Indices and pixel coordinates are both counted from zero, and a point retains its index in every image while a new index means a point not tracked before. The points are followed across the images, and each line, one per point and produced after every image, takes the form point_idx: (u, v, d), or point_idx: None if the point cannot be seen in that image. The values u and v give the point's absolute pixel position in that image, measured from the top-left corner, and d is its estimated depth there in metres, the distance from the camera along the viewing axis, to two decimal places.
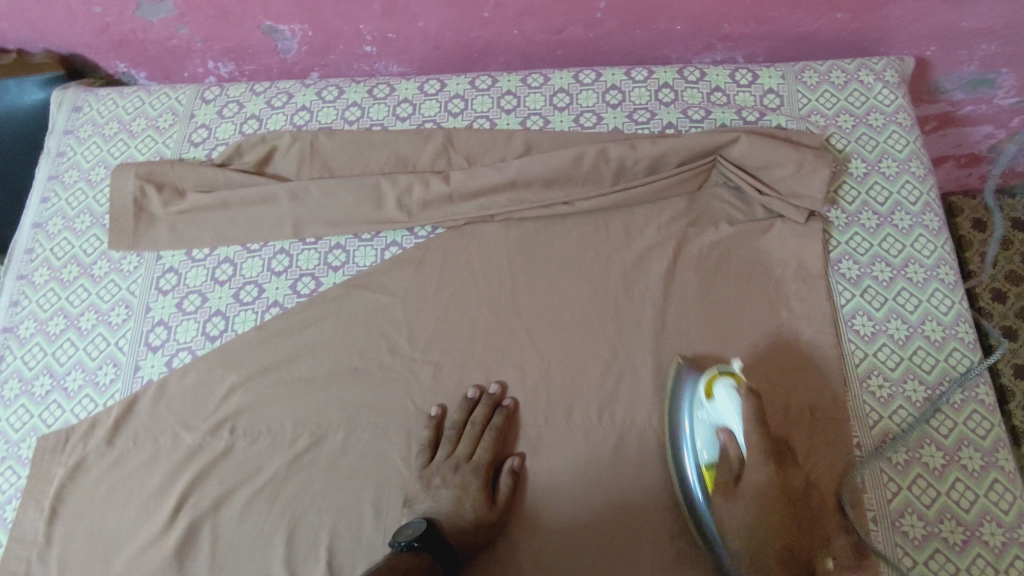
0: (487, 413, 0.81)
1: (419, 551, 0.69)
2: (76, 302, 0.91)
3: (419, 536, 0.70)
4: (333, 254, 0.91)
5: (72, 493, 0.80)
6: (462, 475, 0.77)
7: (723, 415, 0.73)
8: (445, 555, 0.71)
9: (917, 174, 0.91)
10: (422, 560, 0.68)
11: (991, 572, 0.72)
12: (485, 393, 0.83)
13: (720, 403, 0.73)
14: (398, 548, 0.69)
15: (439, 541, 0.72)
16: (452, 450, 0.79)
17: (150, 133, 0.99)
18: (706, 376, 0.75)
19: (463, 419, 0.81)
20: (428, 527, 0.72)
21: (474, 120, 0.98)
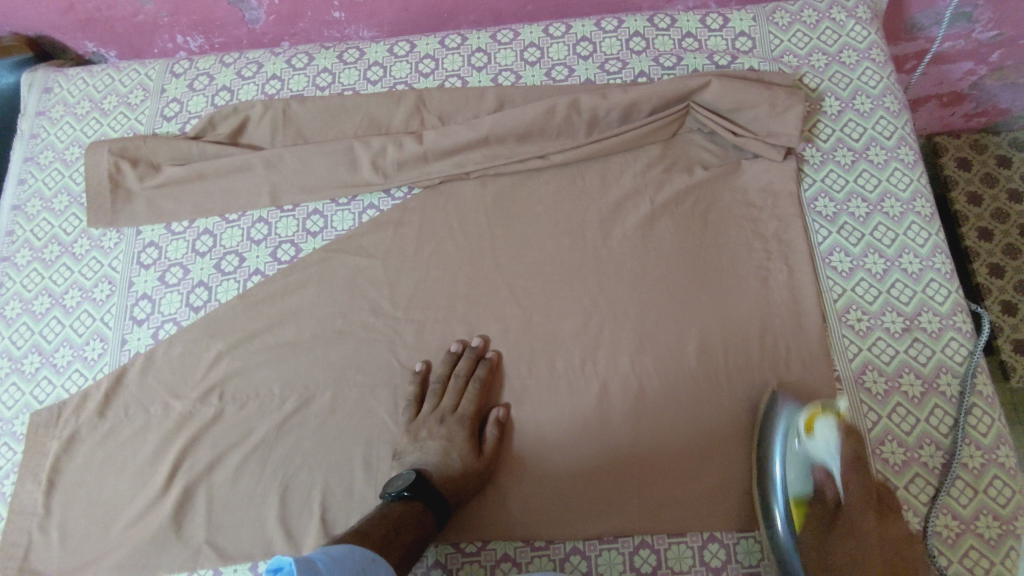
0: (470, 365, 0.81)
1: (409, 501, 0.71)
2: (59, 280, 0.91)
3: (409, 486, 0.71)
4: (311, 220, 0.92)
5: (69, 464, 0.82)
6: (448, 426, 0.78)
7: (820, 452, 0.71)
8: (439, 502, 0.72)
9: (892, 109, 0.91)
10: (410, 510, 0.70)
11: (970, 492, 0.73)
12: (468, 346, 0.83)
13: (820, 442, 0.71)
14: (390, 498, 0.72)
15: (431, 491, 0.72)
16: (438, 403, 0.80)
17: (122, 110, 0.99)
18: (808, 412, 0.73)
19: (446, 372, 0.82)
20: (419, 476, 0.72)
21: (445, 80, 0.97)
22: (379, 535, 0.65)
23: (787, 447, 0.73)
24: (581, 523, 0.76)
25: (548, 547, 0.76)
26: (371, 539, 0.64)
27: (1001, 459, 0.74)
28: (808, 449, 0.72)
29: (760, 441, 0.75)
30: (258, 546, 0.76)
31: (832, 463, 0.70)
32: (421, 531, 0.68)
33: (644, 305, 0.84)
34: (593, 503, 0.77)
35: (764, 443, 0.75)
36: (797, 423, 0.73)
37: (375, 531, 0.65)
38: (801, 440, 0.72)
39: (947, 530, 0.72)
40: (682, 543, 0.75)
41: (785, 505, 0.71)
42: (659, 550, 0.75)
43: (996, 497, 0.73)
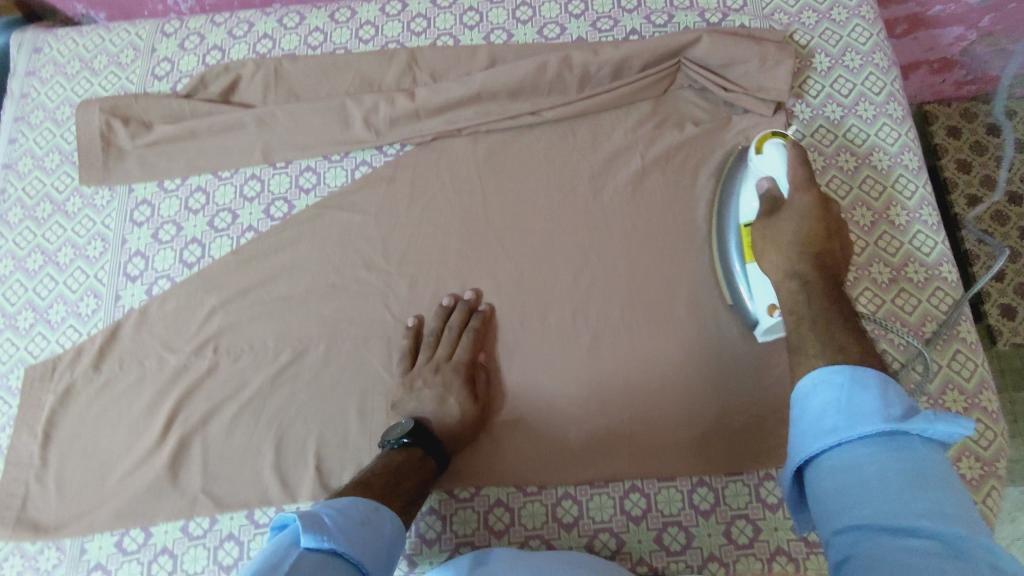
0: (464, 317, 0.82)
1: (409, 447, 0.72)
2: (52, 238, 0.91)
3: (409, 434, 0.72)
4: (304, 177, 0.92)
5: (64, 417, 0.83)
6: (442, 373, 0.78)
7: (765, 166, 0.77)
8: (437, 448, 0.74)
9: (881, 65, 0.91)
10: (411, 456, 0.71)
11: (953, 435, 0.75)
12: (460, 300, 0.84)
13: (767, 156, 0.77)
14: (390, 446, 0.72)
15: (430, 438, 0.73)
16: (431, 354, 0.81)
17: (113, 70, 0.99)
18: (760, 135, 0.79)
19: (439, 325, 0.82)
20: (419, 424, 0.74)
21: (437, 38, 0.97)
22: (380, 484, 0.65)
23: (742, 185, 0.81)
24: (572, 467, 0.77)
25: (540, 492, 0.78)
26: (373, 488, 0.65)
27: (984, 403, 0.76)
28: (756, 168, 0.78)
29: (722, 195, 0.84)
30: (254, 494, 0.77)
31: (779, 175, 0.75)
32: (422, 476, 0.71)
33: (635, 257, 0.84)
34: (583, 447, 0.78)
35: (721, 207, 0.83)
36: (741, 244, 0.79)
37: (376, 480, 0.66)
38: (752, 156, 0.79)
39: None
40: (672, 487, 0.76)
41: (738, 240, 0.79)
42: (649, 494, 0.76)
43: (978, 440, 0.74)
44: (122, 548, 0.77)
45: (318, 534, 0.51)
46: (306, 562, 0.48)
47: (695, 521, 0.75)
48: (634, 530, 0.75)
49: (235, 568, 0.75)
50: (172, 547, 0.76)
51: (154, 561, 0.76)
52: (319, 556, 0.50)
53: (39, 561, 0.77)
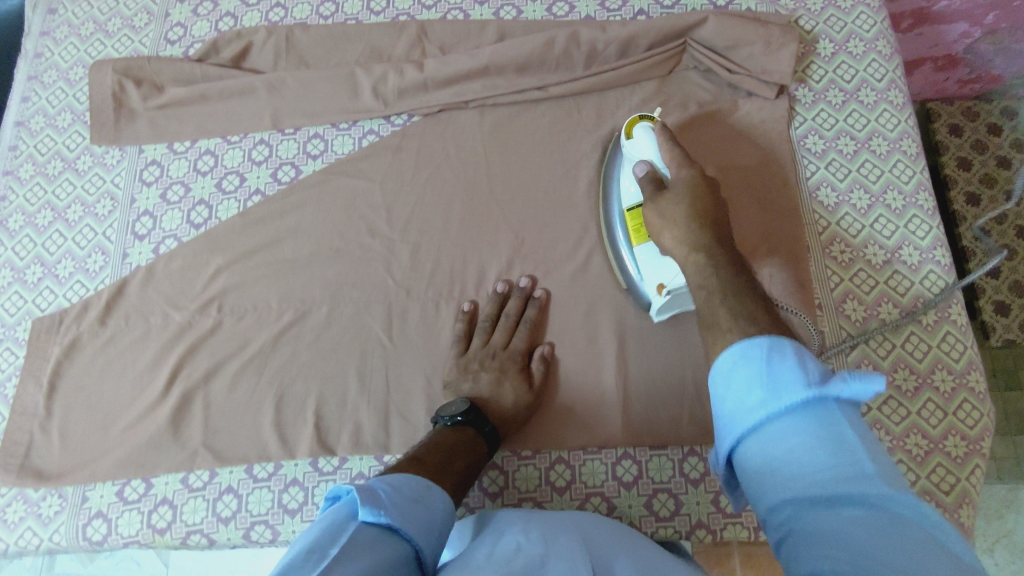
0: (520, 305, 0.83)
1: (462, 426, 0.72)
2: (62, 195, 0.93)
3: (461, 412, 0.73)
4: (312, 143, 0.93)
5: (70, 369, 0.84)
6: (501, 359, 0.80)
7: (639, 152, 0.79)
8: (489, 431, 0.74)
9: (884, 52, 0.92)
10: (461, 435, 0.71)
11: (940, 414, 0.76)
12: (516, 287, 0.84)
13: (639, 142, 0.78)
14: (443, 423, 0.73)
15: (482, 418, 0.74)
16: (487, 340, 0.82)
17: (126, 32, 1.00)
18: (628, 121, 0.80)
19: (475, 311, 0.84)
20: (472, 405, 0.74)
21: (447, 12, 0.99)
22: (433, 461, 0.66)
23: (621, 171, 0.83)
24: (568, 434, 0.79)
25: (534, 456, 0.79)
26: (425, 466, 0.65)
27: (972, 383, 0.77)
28: (630, 153, 0.80)
29: (604, 202, 0.86)
30: (254, 449, 0.79)
31: (654, 158, 0.77)
32: (473, 458, 0.70)
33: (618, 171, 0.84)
34: (583, 417, 0.79)
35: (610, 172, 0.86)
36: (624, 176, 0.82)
37: (429, 458, 0.66)
38: (623, 142, 0.80)
39: (915, 448, 0.75)
40: (664, 455, 0.78)
41: (624, 228, 0.81)
42: (640, 461, 0.78)
43: (964, 419, 0.76)
44: (124, 497, 0.79)
45: (375, 509, 0.51)
46: (363, 535, 0.49)
47: (685, 488, 0.76)
48: (624, 495, 0.77)
49: (234, 520, 0.76)
50: (172, 498, 0.78)
51: (155, 511, 0.78)
52: (376, 529, 0.51)
53: (41, 507, 0.79)
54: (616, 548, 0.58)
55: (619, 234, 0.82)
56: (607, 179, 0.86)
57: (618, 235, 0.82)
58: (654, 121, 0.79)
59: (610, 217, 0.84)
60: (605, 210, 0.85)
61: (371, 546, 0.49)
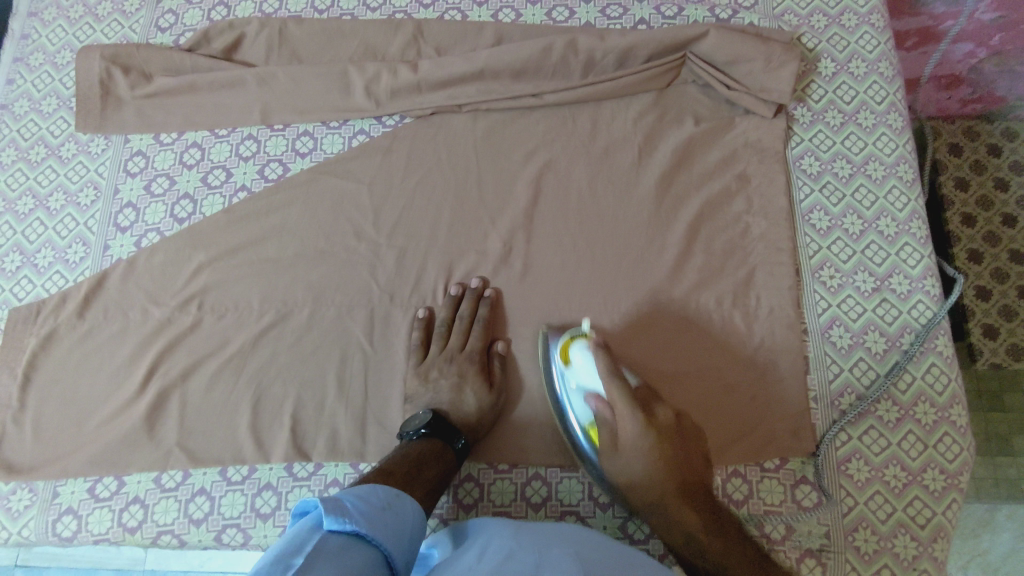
0: (473, 305, 0.83)
1: (428, 437, 0.72)
2: (44, 182, 0.91)
3: (425, 424, 0.73)
4: (301, 141, 0.92)
5: (45, 361, 0.83)
6: (458, 363, 0.80)
7: (580, 376, 0.75)
8: (455, 436, 0.74)
9: (886, 74, 0.91)
10: (428, 445, 0.71)
11: (920, 447, 0.76)
12: (467, 288, 0.84)
13: (579, 367, 0.75)
14: (409, 438, 0.73)
15: (447, 427, 0.74)
16: (444, 344, 0.82)
17: (117, 18, 0.98)
18: (561, 343, 0.78)
19: (450, 315, 0.83)
20: (434, 414, 0.74)
21: (445, 12, 0.96)
22: (401, 472, 0.66)
23: (563, 400, 0.77)
24: (544, 451, 0.79)
25: (511, 471, 0.79)
26: (394, 477, 0.65)
27: (953, 417, 0.77)
28: (575, 376, 0.75)
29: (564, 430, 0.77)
30: (228, 451, 0.78)
31: (597, 386, 0.74)
32: (442, 465, 0.70)
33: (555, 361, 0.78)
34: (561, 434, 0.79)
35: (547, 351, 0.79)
36: (558, 361, 0.78)
37: (398, 470, 0.66)
38: (562, 366, 0.77)
39: (893, 480, 0.75)
40: None
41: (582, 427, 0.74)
42: None
43: (944, 453, 0.75)
44: (95, 494, 0.78)
45: (340, 517, 0.51)
46: (332, 542, 0.49)
47: None
48: (600, 515, 0.76)
49: (205, 522, 0.76)
50: (144, 498, 0.77)
51: (125, 509, 0.77)
52: (342, 537, 0.51)
53: (11, 500, 0.78)
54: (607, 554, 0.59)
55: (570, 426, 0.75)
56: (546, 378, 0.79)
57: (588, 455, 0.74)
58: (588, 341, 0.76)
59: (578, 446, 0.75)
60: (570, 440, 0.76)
61: (339, 552, 0.49)
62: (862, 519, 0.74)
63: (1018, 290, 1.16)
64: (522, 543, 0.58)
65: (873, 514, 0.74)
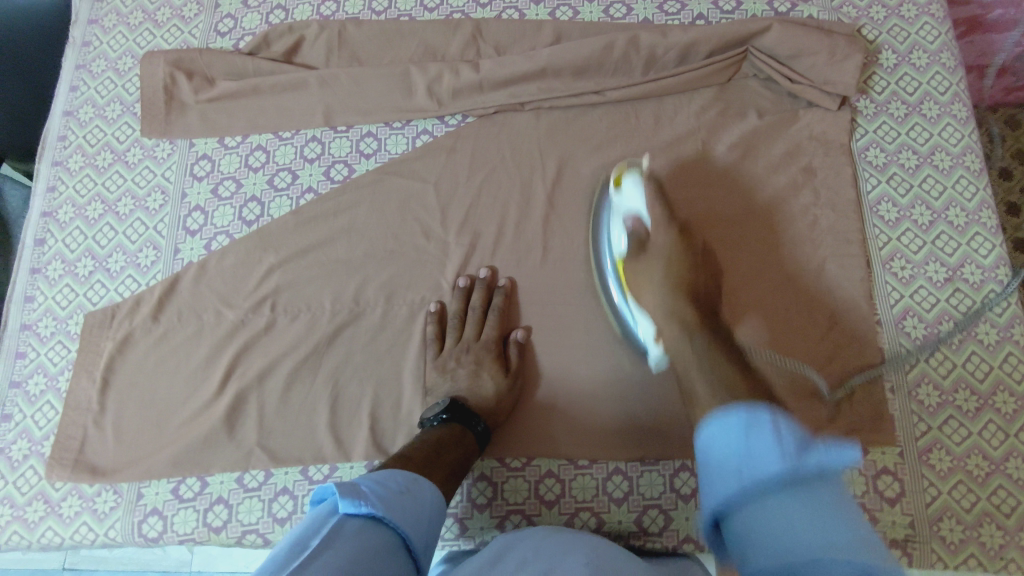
0: (484, 295, 0.83)
1: (449, 422, 0.74)
2: (112, 188, 0.92)
3: (446, 410, 0.75)
4: (365, 142, 0.92)
5: (122, 365, 0.84)
6: (475, 351, 0.81)
7: (629, 202, 0.82)
8: (476, 422, 0.75)
9: (948, 65, 0.91)
10: (449, 431, 0.73)
11: (1002, 436, 0.76)
12: (476, 279, 0.85)
13: (627, 193, 0.82)
14: (431, 425, 0.75)
15: (467, 411, 0.76)
16: (460, 335, 0.83)
17: (176, 23, 0.99)
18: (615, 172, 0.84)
19: (462, 307, 0.84)
20: (454, 400, 0.76)
21: (503, 11, 0.97)
22: (420, 457, 0.67)
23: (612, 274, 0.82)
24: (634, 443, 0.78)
25: (591, 466, 0.79)
26: (414, 461, 0.67)
27: None
28: (620, 207, 0.82)
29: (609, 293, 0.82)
30: (309, 451, 0.79)
31: (642, 210, 0.81)
32: (463, 449, 0.72)
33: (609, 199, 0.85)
34: (648, 423, 0.79)
35: (596, 250, 0.84)
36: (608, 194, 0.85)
37: (417, 454, 0.68)
38: (613, 195, 0.83)
39: (976, 469, 0.76)
40: None
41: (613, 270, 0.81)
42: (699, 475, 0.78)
43: None
44: (179, 495, 0.79)
45: (356, 500, 0.54)
46: (347, 527, 0.52)
47: None
48: (681, 508, 0.77)
49: (290, 520, 0.77)
50: (227, 497, 0.78)
51: (210, 509, 0.78)
52: (359, 519, 0.53)
53: (97, 502, 0.79)
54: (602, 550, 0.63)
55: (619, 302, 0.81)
56: (594, 254, 0.84)
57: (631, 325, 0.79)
58: (642, 173, 0.83)
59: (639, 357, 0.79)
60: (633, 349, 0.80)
61: (353, 536, 0.52)
62: (945, 509, 0.75)
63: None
64: (535, 553, 0.60)
65: (957, 504, 0.75)
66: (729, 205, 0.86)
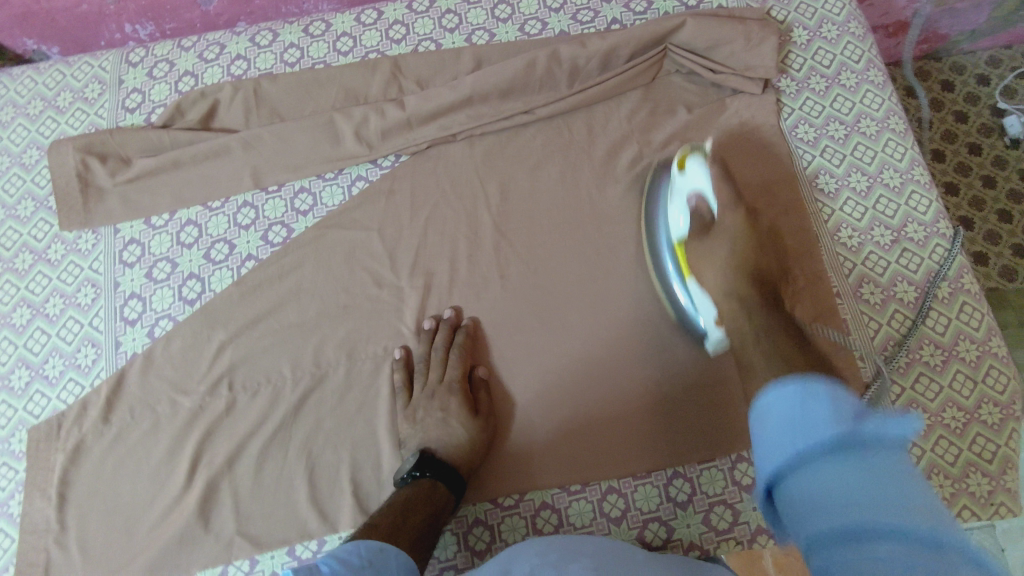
0: (448, 335, 0.81)
1: (419, 480, 0.71)
2: (37, 289, 0.87)
3: (416, 467, 0.72)
4: (299, 199, 0.89)
5: (78, 476, 0.79)
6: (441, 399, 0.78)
7: (692, 181, 0.76)
8: (450, 474, 0.73)
9: (857, 33, 0.93)
10: (419, 489, 0.70)
11: (971, 385, 0.78)
12: (441, 320, 0.83)
13: (691, 173, 0.76)
14: (402, 482, 0.72)
15: (440, 464, 0.73)
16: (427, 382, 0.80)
17: (80, 106, 0.94)
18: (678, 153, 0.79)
19: (428, 349, 0.81)
20: (424, 455, 0.74)
21: (418, 45, 0.96)
22: (386, 524, 0.65)
23: (670, 205, 0.80)
24: (629, 456, 0.77)
25: (584, 490, 0.78)
26: (379, 529, 0.64)
27: (995, 349, 0.79)
28: (682, 188, 0.78)
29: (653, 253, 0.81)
30: (293, 529, 0.75)
31: (705, 188, 0.75)
32: (433, 508, 0.69)
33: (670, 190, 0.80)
34: (624, 439, 0.78)
35: (651, 227, 0.82)
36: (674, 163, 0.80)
37: (383, 521, 0.66)
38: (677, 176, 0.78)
39: (954, 422, 0.77)
40: (713, 467, 0.77)
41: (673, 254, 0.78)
42: (692, 478, 0.77)
43: (994, 386, 0.78)
44: None
45: None
46: None
47: (740, 497, 0.76)
48: (681, 515, 0.76)
49: None
50: None
51: None
52: None
53: None
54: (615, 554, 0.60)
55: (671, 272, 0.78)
56: (648, 228, 0.82)
57: (669, 263, 0.78)
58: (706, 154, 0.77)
59: (667, 283, 0.79)
60: (662, 285, 0.80)
61: None
62: (932, 467, 0.76)
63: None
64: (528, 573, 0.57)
65: (942, 459, 0.76)
66: None
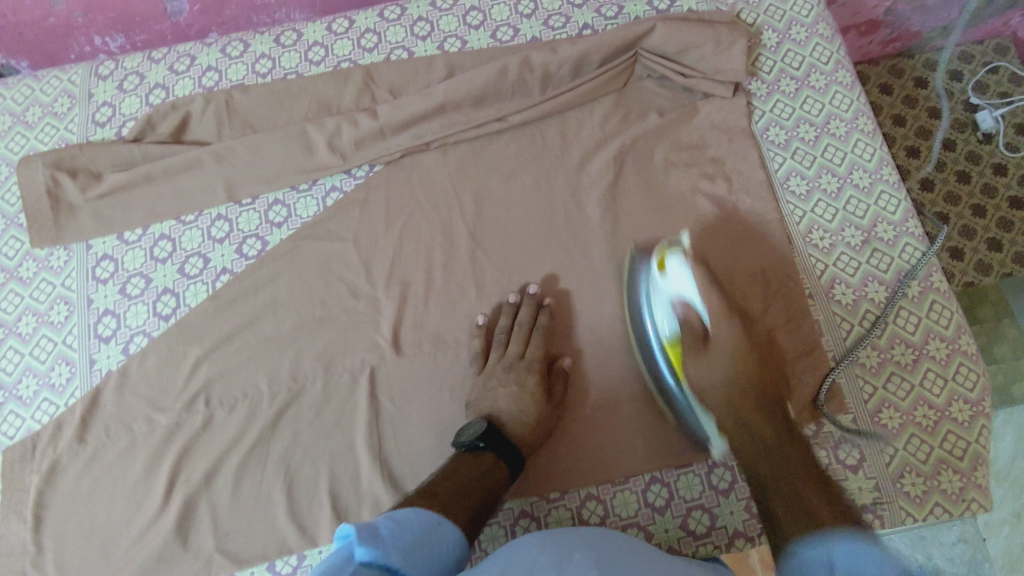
0: (531, 312, 0.81)
1: (482, 451, 0.70)
2: (9, 308, 0.86)
3: (482, 435, 0.71)
4: (273, 211, 0.89)
5: (54, 496, 0.78)
6: None
7: (673, 287, 0.74)
8: (510, 453, 0.71)
9: (826, 35, 0.94)
10: (482, 462, 0.68)
11: (941, 383, 0.79)
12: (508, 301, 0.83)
13: (673, 277, 0.74)
14: (463, 447, 0.71)
15: (501, 440, 0.72)
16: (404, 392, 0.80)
17: (49, 121, 0.93)
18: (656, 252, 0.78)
19: (510, 322, 0.82)
20: (490, 427, 0.72)
21: (390, 53, 0.96)
22: (444, 495, 0.63)
23: (650, 302, 0.78)
24: (608, 463, 0.78)
25: (563, 497, 0.78)
26: (438, 498, 0.62)
27: (964, 346, 0.80)
28: (664, 291, 0.76)
29: (635, 327, 0.80)
30: (273, 544, 0.75)
31: (690, 295, 0.73)
32: (491, 483, 0.67)
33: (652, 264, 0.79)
34: (601, 449, 0.79)
35: (633, 311, 0.81)
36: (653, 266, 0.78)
37: (441, 490, 0.63)
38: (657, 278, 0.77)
39: (925, 420, 0.78)
40: (689, 473, 0.78)
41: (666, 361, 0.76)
42: (669, 483, 0.78)
43: (964, 383, 0.79)
44: None
45: (371, 545, 0.50)
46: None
47: (717, 501, 0.77)
48: (659, 520, 0.76)
49: None
50: None
51: None
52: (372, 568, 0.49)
53: None
54: (625, 554, 0.54)
55: (665, 375, 0.77)
56: (630, 308, 0.81)
57: (664, 373, 0.77)
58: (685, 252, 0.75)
59: (657, 368, 0.78)
60: (649, 364, 0.79)
61: None
62: (905, 465, 0.77)
63: (1008, 201, 1.20)
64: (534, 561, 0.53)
65: (914, 457, 0.77)
66: (654, 209, 0.87)
